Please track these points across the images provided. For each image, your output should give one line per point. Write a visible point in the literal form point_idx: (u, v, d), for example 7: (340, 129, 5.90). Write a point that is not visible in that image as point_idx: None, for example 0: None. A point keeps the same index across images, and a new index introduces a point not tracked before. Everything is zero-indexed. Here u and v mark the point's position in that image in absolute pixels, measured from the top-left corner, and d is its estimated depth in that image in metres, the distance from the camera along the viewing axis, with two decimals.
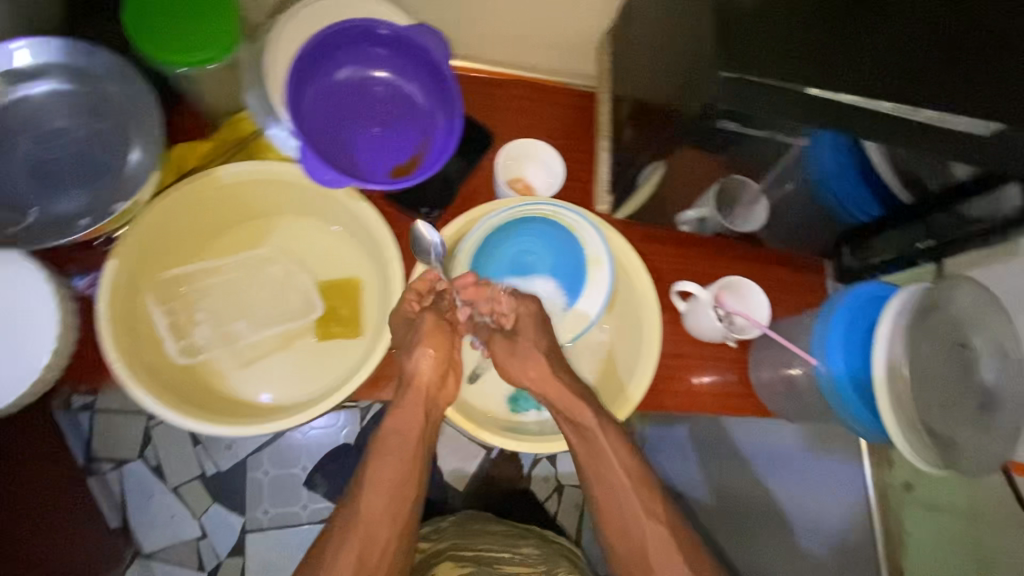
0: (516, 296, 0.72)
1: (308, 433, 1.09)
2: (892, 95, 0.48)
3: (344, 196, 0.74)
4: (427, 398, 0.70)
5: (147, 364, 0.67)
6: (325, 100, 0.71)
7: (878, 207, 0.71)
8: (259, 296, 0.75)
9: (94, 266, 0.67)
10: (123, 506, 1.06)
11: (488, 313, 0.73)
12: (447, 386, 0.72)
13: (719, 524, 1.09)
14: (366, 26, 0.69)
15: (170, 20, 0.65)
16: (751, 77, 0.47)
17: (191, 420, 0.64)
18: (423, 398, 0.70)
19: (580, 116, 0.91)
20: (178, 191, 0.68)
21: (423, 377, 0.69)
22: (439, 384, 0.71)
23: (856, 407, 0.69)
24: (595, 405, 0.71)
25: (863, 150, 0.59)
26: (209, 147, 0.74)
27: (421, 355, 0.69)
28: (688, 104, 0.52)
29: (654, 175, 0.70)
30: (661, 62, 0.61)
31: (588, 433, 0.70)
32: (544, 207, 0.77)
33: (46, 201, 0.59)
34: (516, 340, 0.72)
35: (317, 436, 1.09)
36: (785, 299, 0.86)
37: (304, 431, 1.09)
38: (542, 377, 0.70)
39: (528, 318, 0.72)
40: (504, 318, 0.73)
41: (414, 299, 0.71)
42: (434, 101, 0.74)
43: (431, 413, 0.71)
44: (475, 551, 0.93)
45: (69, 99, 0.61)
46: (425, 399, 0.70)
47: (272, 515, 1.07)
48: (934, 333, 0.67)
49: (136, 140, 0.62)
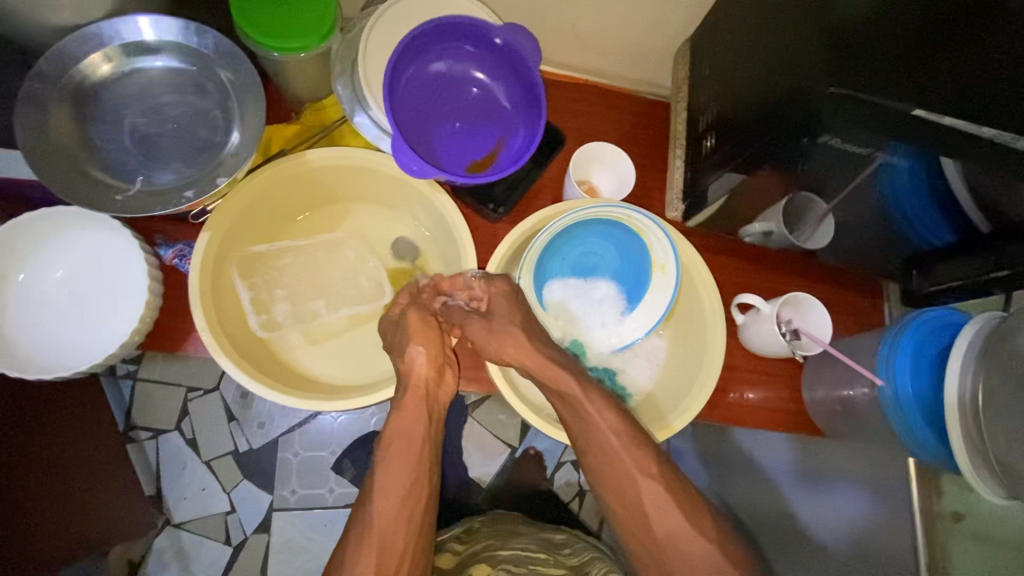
0: (485, 277, 0.73)
1: (338, 421, 1.39)
2: (995, 121, 0.49)
3: (425, 187, 0.74)
4: (427, 396, 0.72)
5: (232, 335, 0.68)
6: (415, 91, 0.70)
7: (951, 233, 0.72)
8: (333, 277, 0.77)
9: (179, 238, 0.72)
10: (155, 475, 1.34)
11: (462, 298, 0.75)
12: (446, 381, 0.73)
13: (763, 534, 1.03)
14: (468, 23, 0.68)
15: (274, 11, 0.70)
16: (859, 94, 0.52)
17: (274, 394, 0.65)
18: (423, 398, 0.71)
19: (648, 123, 0.90)
20: (273, 169, 0.69)
21: (419, 375, 0.71)
22: (436, 381, 0.72)
23: (918, 430, 0.70)
24: (575, 377, 0.72)
25: (941, 171, 0.60)
26: (294, 131, 0.79)
27: (416, 351, 0.71)
28: (794, 115, 0.57)
29: (736, 179, 0.72)
30: (769, 69, 0.64)
31: (574, 402, 0.71)
32: (617, 210, 0.77)
33: (152, 171, 0.63)
34: (491, 319, 0.72)
35: (345, 422, 1.39)
36: (840, 318, 0.88)
37: (335, 419, 1.39)
38: (518, 351, 0.71)
39: (500, 297, 0.72)
40: (478, 301, 0.74)
41: (403, 302, 0.74)
42: (519, 102, 0.73)
43: (433, 411, 0.73)
44: (512, 551, 0.94)
45: (181, 77, 0.65)
46: (424, 400, 0.72)
47: (298, 495, 1.36)
48: (1010, 366, 0.64)
49: (238, 121, 0.65)
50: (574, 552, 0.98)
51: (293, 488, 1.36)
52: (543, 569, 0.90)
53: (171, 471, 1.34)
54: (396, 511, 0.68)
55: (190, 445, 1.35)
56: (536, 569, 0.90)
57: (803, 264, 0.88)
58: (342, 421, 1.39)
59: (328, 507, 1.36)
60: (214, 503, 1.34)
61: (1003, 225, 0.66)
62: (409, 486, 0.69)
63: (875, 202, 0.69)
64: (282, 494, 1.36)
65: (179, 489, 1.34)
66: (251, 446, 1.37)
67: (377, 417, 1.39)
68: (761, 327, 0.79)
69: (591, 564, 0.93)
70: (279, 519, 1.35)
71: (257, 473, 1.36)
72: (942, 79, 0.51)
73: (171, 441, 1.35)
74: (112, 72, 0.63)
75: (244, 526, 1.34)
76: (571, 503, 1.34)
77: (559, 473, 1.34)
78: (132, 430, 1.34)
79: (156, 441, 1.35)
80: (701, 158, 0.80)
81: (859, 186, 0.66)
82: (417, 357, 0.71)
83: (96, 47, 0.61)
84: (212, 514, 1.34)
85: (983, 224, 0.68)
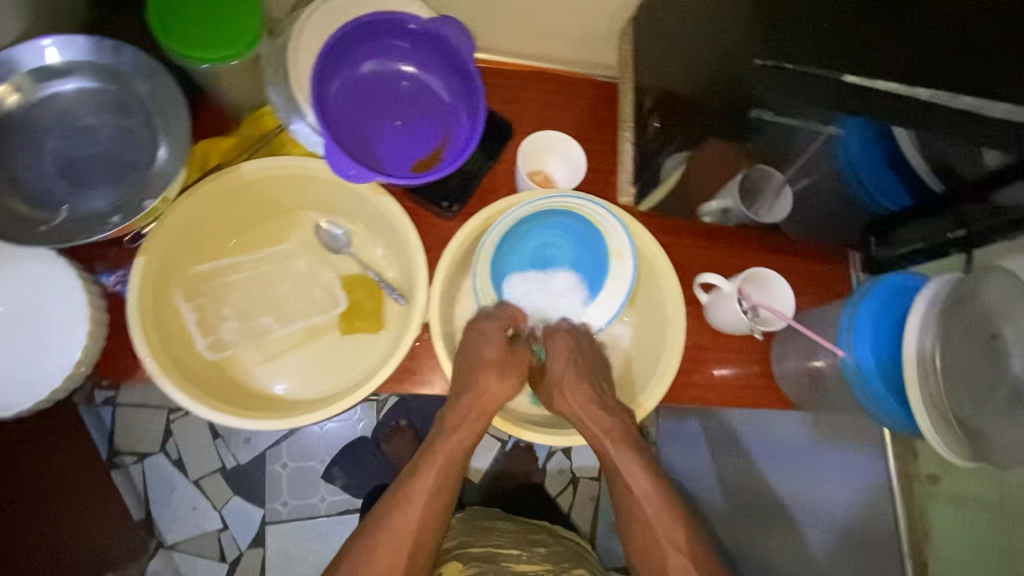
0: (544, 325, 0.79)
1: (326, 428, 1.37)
2: (930, 82, 0.49)
3: (369, 192, 0.72)
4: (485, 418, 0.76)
5: (178, 360, 0.67)
6: (348, 93, 0.68)
7: (907, 196, 0.71)
8: (284, 292, 0.75)
9: (120, 263, 0.71)
10: (144, 499, 1.32)
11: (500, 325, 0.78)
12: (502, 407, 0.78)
13: (750, 509, 1.05)
14: (392, 20, 0.66)
15: (192, 19, 0.67)
16: (786, 65, 0.49)
17: (223, 416, 0.64)
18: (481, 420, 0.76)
19: (600, 106, 0.88)
20: (206, 187, 0.67)
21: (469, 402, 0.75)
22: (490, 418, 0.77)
23: (879, 395, 0.69)
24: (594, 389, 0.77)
25: (893, 145, 0.60)
26: (230, 145, 0.76)
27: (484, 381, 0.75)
28: (724, 93, 0.56)
29: (689, 158, 0.70)
30: (701, 44, 0.62)
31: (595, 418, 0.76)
32: (569, 200, 0.76)
33: (77, 199, 0.61)
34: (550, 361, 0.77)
35: (334, 429, 1.37)
36: (809, 290, 0.87)
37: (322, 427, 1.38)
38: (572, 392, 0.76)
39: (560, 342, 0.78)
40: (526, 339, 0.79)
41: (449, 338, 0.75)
42: (457, 95, 0.71)
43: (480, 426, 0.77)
44: (485, 548, 0.98)
45: (98, 98, 0.62)
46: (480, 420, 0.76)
47: (289, 507, 1.35)
48: (967, 326, 0.65)
49: (164, 138, 0.63)
50: (544, 546, 1.02)
51: (285, 500, 1.35)
52: (515, 565, 0.94)
53: (159, 494, 1.33)
54: (398, 521, 0.74)
55: (177, 466, 1.34)
56: (508, 566, 0.94)
57: (767, 240, 0.87)
58: (329, 428, 1.38)
59: (322, 517, 1.35)
60: (206, 522, 1.33)
61: (954, 184, 0.65)
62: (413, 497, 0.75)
63: (833, 171, 0.68)
64: (274, 507, 1.35)
65: (170, 511, 1.33)
66: (238, 462, 1.35)
67: (364, 422, 1.37)
68: (725, 306, 0.78)
69: (564, 561, 0.98)
70: (273, 532, 1.34)
71: (247, 488, 1.35)
72: (867, 44, 0.51)
73: (156, 464, 1.33)
74: (24, 100, 0.61)
75: (239, 542, 1.33)
76: (565, 492, 1.35)
77: (552, 460, 1.36)
78: (116, 456, 1.32)
79: (142, 466, 1.33)
80: (650, 137, 0.78)
81: (815, 156, 0.65)
82: (497, 387, 0.76)
83: (3, 75, 0.59)
84: (205, 533, 1.33)
85: (936, 186, 0.67)
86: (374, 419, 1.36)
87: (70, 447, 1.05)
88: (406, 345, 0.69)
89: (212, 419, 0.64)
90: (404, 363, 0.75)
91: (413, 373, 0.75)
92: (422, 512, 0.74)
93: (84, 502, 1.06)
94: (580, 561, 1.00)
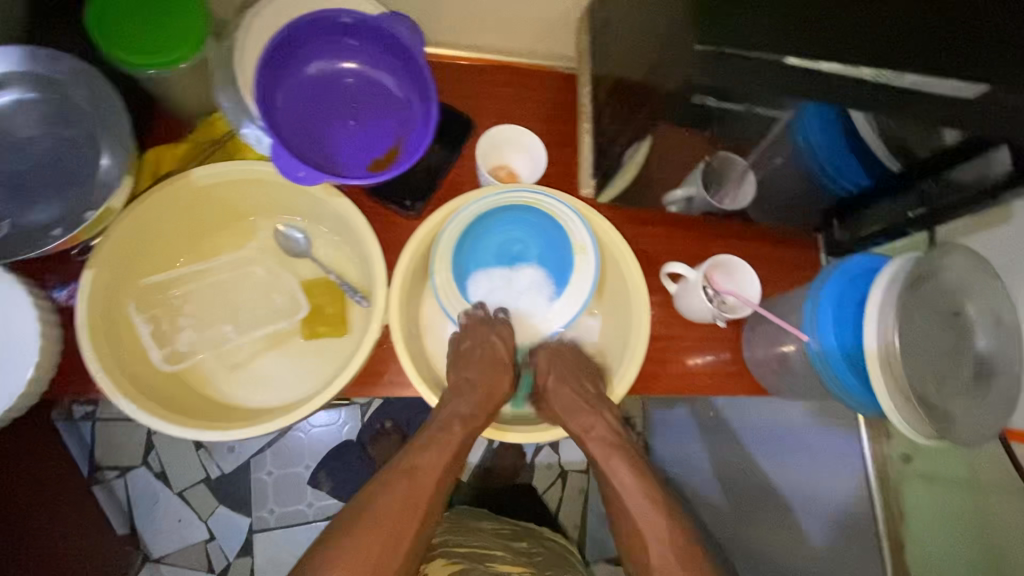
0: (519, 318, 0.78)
1: (311, 433, 1.36)
2: (873, 61, 0.48)
3: (321, 192, 0.72)
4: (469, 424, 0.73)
5: (131, 373, 0.66)
6: (297, 96, 0.68)
7: (867, 175, 0.70)
8: (243, 300, 0.74)
9: (73, 276, 0.70)
10: (129, 513, 1.30)
11: (470, 324, 0.77)
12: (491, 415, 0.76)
13: (738, 494, 1.07)
14: (334, 18, 0.65)
15: (134, 24, 0.65)
16: (726, 49, 0.48)
17: (178, 428, 0.63)
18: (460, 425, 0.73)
19: (563, 98, 0.88)
20: (155, 195, 0.67)
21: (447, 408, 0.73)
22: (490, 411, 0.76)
23: (846, 380, 0.68)
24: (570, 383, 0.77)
25: (850, 122, 0.58)
26: (185, 149, 0.75)
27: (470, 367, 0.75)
28: (665, 82, 0.55)
29: (646, 146, 0.67)
30: (645, 31, 0.61)
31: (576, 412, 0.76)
32: (526, 194, 0.76)
33: (18, 213, 0.59)
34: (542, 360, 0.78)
35: (318, 433, 1.36)
36: (779, 275, 0.87)
37: (307, 433, 1.36)
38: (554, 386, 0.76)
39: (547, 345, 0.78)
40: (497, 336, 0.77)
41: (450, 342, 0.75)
42: (411, 92, 0.70)
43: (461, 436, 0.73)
44: (471, 548, 0.97)
45: (37, 108, 0.61)
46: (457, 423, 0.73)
47: (276, 514, 1.33)
48: (929, 302, 0.66)
49: (105, 147, 0.61)
50: (529, 547, 1.02)
51: (272, 507, 1.33)
52: (500, 566, 0.94)
53: (144, 507, 1.31)
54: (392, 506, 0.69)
55: (160, 478, 1.32)
56: (493, 567, 0.93)
57: (732, 228, 0.87)
58: (313, 433, 1.36)
59: (309, 523, 1.33)
60: (193, 533, 1.31)
61: (911, 161, 0.64)
62: (412, 480, 0.71)
63: (794, 155, 0.67)
64: (261, 515, 1.33)
65: (155, 523, 1.31)
66: (223, 471, 1.34)
67: (349, 425, 1.36)
68: (690, 297, 0.78)
69: (549, 567, 0.97)
70: (261, 540, 1.32)
71: (232, 497, 1.33)
72: (812, 26, 0.49)
73: (139, 477, 1.31)
74: None
75: (227, 552, 1.31)
76: (553, 486, 1.36)
77: (540, 454, 1.36)
78: (98, 471, 1.30)
79: (125, 479, 1.31)
80: (605, 127, 0.77)
81: (775, 139, 0.64)
82: (479, 385, 0.75)
83: None
84: (192, 544, 1.31)
85: (893, 164, 0.66)
86: (359, 422, 1.35)
87: (55, 466, 1.02)
88: (366, 346, 0.69)
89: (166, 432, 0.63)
90: (367, 367, 0.74)
91: (380, 374, 0.74)
92: (418, 498, 0.70)
93: (71, 518, 1.06)
94: (563, 566, 1.00)
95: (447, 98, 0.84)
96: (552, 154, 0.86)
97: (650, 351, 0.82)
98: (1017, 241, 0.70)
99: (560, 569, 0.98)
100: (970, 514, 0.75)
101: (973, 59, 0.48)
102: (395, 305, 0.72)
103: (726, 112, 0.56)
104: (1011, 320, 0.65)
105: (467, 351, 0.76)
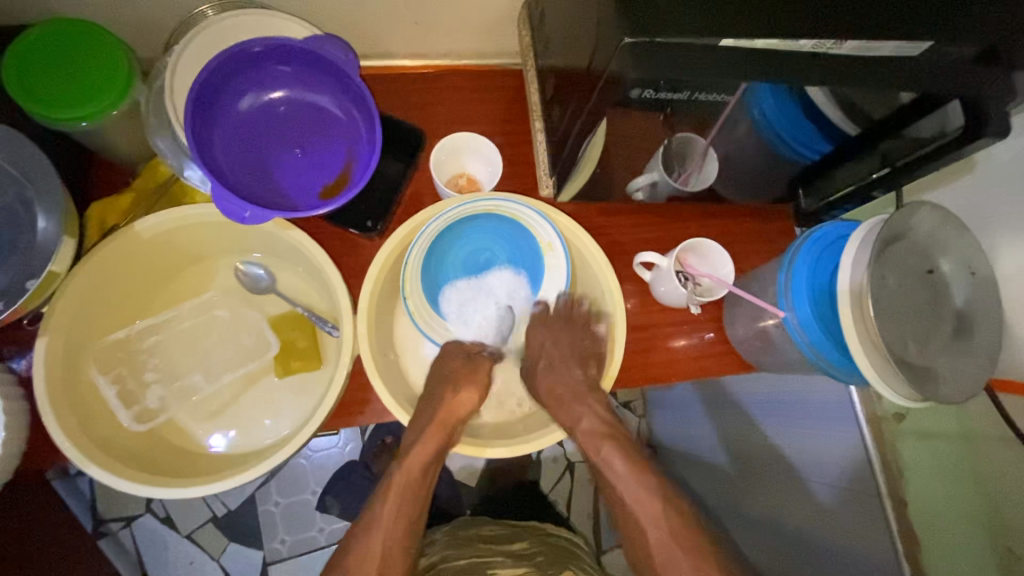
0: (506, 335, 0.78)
1: (314, 460, 1.32)
2: (812, 30, 0.46)
3: (275, 226, 0.71)
4: (447, 429, 0.72)
5: (98, 436, 0.66)
6: (236, 131, 0.66)
7: (828, 142, 0.69)
8: (210, 346, 0.74)
9: (30, 345, 0.68)
10: (140, 562, 1.25)
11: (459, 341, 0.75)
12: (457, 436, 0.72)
13: (747, 465, 1.06)
14: (264, 48, 0.63)
15: (53, 76, 0.63)
16: (656, 38, 0.46)
17: (146, 486, 0.63)
18: (443, 432, 0.72)
19: (515, 94, 0.85)
20: (99, 254, 0.66)
21: (427, 436, 0.71)
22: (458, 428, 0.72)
23: (835, 357, 0.67)
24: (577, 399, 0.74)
25: (807, 95, 0.56)
26: (129, 201, 0.73)
27: (461, 395, 0.72)
28: (599, 74, 0.53)
29: (598, 137, 0.64)
30: (577, 23, 0.59)
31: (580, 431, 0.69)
32: (484, 202, 0.75)
33: None
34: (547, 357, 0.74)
35: (321, 458, 1.32)
36: (752, 250, 0.86)
37: (309, 459, 1.32)
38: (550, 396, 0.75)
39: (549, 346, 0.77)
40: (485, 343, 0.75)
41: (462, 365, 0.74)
42: (352, 111, 0.69)
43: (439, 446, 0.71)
44: (469, 559, 0.94)
45: None
46: (442, 435, 0.72)
47: (288, 543, 1.29)
48: (904, 265, 0.65)
49: (41, 211, 0.60)
50: (530, 547, 0.99)
51: (283, 537, 1.29)
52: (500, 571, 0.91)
53: (153, 553, 1.26)
54: None
55: (166, 523, 1.27)
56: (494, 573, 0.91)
57: (698, 207, 0.85)
58: (316, 458, 1.32)
59: (323, 548, 1.30)
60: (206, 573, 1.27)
61: (870, 124, 0.63)
62: None
63: (752, 132, 0.66)
64: (274, 547, 1.29)
65: (166, 569, 1.26)
66: (229, 508, 1.29)
67: (351, 445, 1.33)
68: (664, 283, 0.77)
69: (552, 564, 0.94)
70: (276, 571, 1.28)
71: (241, 533, 1.29)
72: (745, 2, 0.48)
73: (144, 525, 1.26)
74: None
75: None
76: (561, 480, 1.35)
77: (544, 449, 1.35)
78: (102, 525, 1.25)
79: (131, 529, 1.26)
80: (555, 126, 0.74)
81: (732, 117, 0.62)
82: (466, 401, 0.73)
83: None
84: None
85: (852, 129, 0.64)
86: (359, 441, 1.32)
87: (57, 527, 1.00)
88: (337, 387, 0.67)
89: (133, 491, 0.63)
90: (343, 399, 0.72)
91: (360, 405, 0.72)
92: None
93: None
94: (569, 562, 0.96)
95: (397, 109, 0.82)
96: (511, 153, 0.84)
97: (632, 342, 0.81)
98: (987, 189, 0.70)
99: (562, 566, 0.94)
100: (966, 465, 0.74)
101: (914, 16, 0.48)
102: (366, 333, 0.71)
103: (662, 101, 0.56)
104: (984, 271, 0.64)
105: (459, 361, 0.74)
